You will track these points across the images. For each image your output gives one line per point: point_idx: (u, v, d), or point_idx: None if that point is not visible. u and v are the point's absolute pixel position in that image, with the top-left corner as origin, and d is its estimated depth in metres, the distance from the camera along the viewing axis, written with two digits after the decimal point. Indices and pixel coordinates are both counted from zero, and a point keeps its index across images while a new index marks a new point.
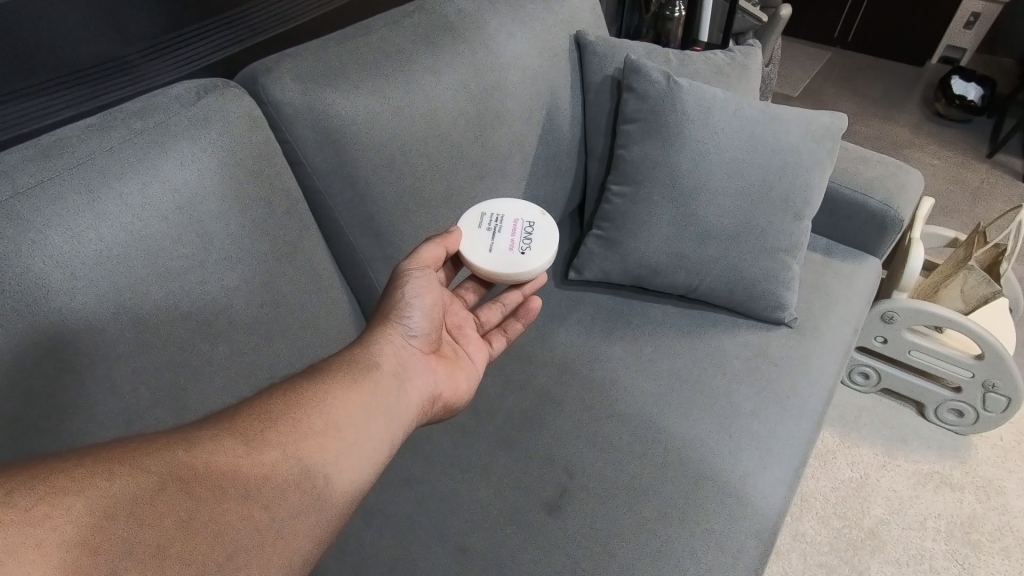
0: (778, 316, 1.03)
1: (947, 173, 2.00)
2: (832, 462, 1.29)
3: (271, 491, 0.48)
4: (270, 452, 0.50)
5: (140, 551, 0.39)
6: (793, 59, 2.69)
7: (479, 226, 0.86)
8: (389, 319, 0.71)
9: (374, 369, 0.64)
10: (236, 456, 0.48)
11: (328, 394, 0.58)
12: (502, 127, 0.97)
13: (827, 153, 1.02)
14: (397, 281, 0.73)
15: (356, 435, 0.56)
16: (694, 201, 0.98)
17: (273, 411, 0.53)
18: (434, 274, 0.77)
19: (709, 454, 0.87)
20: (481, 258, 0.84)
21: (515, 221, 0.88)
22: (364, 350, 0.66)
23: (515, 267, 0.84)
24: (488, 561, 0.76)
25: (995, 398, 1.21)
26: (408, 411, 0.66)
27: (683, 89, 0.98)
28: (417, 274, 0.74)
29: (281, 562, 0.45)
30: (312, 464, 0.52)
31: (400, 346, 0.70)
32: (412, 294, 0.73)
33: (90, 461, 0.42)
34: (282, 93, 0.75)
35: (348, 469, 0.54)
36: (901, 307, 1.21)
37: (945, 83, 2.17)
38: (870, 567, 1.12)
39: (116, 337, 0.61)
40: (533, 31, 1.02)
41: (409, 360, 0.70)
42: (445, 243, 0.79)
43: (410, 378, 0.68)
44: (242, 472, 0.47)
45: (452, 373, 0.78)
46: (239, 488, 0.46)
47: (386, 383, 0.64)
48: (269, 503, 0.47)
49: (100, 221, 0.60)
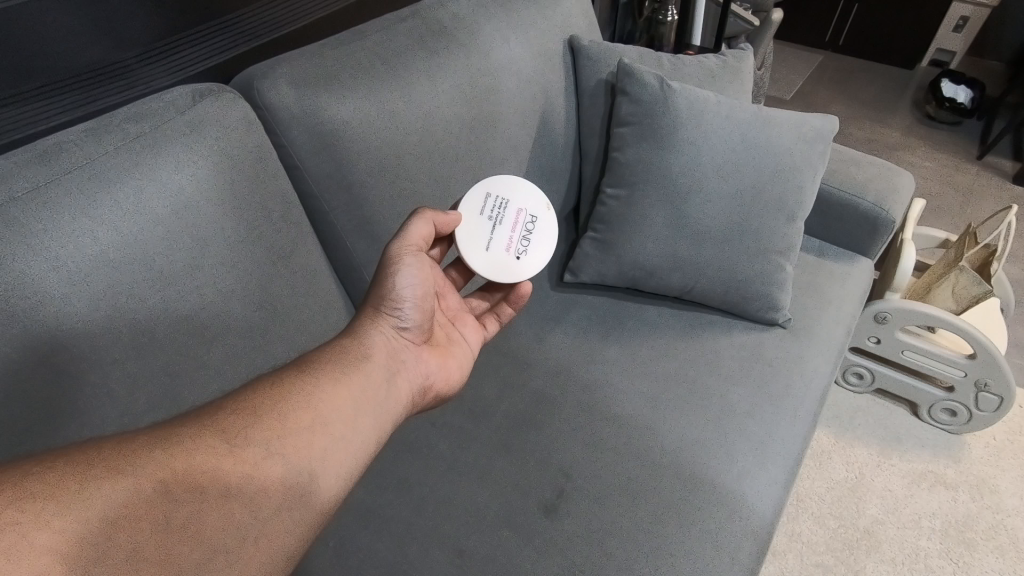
0: (772, 316, 1.03)
1: (938, 175, 2.02)
2: (827, 462, 1.30)
3: (251, 489, 0.48)
4: (253, 449, 0.50)
5: (117, 556, 0.40)
6: (784, 62, 2.71)
7: (481, 212, 0.82)
8: (380, 310, 0.71)
9: (363, 362, 0.64)
10: (218, 454, 0.48)
11: (314, 387, 0.58)
12: (498, 131, 0.97)
13: (819, 155, 1.03)
14: (389, 265, 0.71)
15: (342, 430, 0.57)
16: (688, 203, 0.99)
17: (259, 406, 0.53)
18: (427, 257, 0.75)
19: (705, 455, 0.87)
20: (475, 252, 0.81)
21: (519, 212, 0.84)
22: (353, 343, 0.66)
23: (506, 271, 0.82)
24: (486, 563, 0.76)
25: (988, 397, 1.22)
26: (396, 403, 0.66)
27: (676, 92, 0.99)
28: (411, 260, 0.72)
29: (261, 558, 0.47)
30: (297, 461, 0.52)
31: (389, 337, 0.70)
32: (405, 282, 0.72)
33: (64, 463, 0.41)
34: (278, 98, 0.76)
35: (333, 464, 0.55)
36: (894, 308, 1.22)
37: (935, 86, 2.20)
38: (866, 567, 1.13)
39: (112, 341, 0.61)
40: (527, 36, 1.03)
41: (398, 351, 0.70)
42: (434, 219, 0.76)
43: (399, 370, 0.69)
44: (224, 470, 0.47)
45: (442, 363, 0.78)
46: (220, 487, 0.47)
47: (374, 376, 0.64)
48: (251, 501, 0.48)
49: (95, 225, 0.60)
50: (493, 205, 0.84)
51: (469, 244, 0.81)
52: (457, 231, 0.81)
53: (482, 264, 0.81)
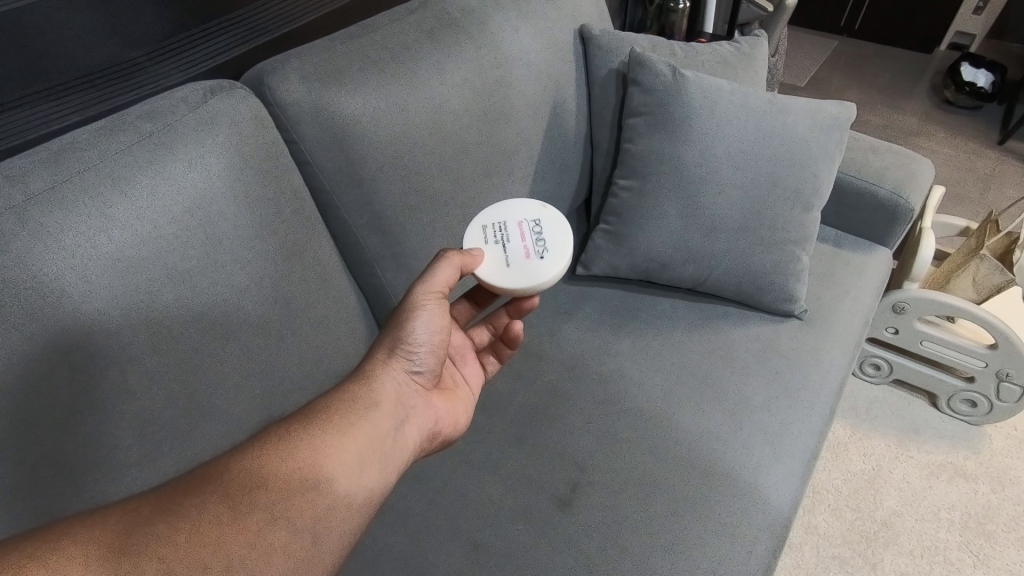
0: (788, 307, 1.02)
1: (958, 161, 1.98)
2: (844, 454, 1.28)
3: (253, 559, 0.45)
4: (257, 514, 0.47)
5: None
6: (799, 48, 2.66)
7: (486, 240, 0.81)
8: (390, 354, 0.70)
9: (373, 409, 0.62)
10: (220, 522, 0.45)
11: (325, 438, 0.56)
12: (508, 124, 0.97)
13: (836, 143, 1.01)
14: (408, 311, 0.71)
15: (349, 485, 0.54)
16: (701, 194, 0.98)
17: (266, 462, 0.51)
18: (446, 303, 0.74)
19: (721, 447, 0.86)
20: (500, 273, 0.78)
21: (520, 223, 0.82)
22: (364, 387, 0.64)
23: (536, 276, 0.78)
24: (501, 557, 0.76)
25: (1009, 388, 1.20)
26: (408, 449, 0.65)
27: (689, 81, 0.98)
28: (429, 306, 0.72)
29: None
30: (302, 524, 0.49)
31: (401, 380, 0.69)
32: (420, 328, 0.71)
33: (65, 543, 0.40)
34: (289, 94, 0.75)
35: (340, 521, 0.52)
36: (913, 298, 1.21)
37: (955, 70, 2.15)
38: (884, 559, 1.12)
39: (130, 339, 0.62)
40: (537, 26, 1.01)
41: (408, 395, 0.68)
42: (461, 264, 0.74)
43: (408, 416, 0.67)
44: (226, 539, 0.45)
45: (449, 406, 0.77)
46: (224, 557, 0.44)
47: (384, 425, 0.62)
48: (256, 570, 0.45)
49: (111, 226, 0.60)
50: (494, 231, 0.82)
51: (491, 272, 0.78)
52: (477, 270, 0.78)
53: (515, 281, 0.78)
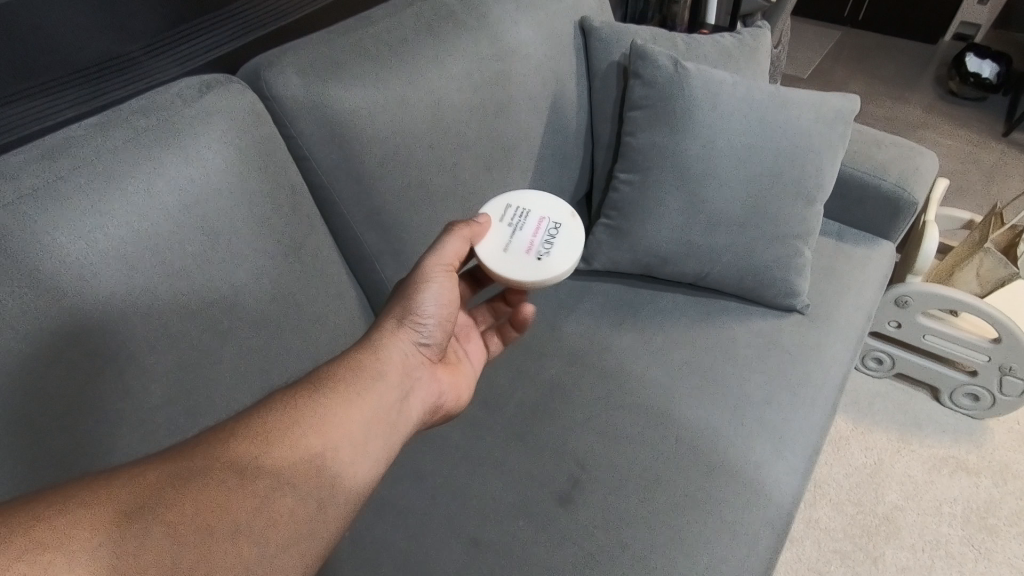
0: (790, 302, 1.01)
1: (962, 153, 1.96)
2: (846, 448, 1.28)
3: (263, 524, 0.45)
4: (264, 480, 0.47)
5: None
6: (802, 39, 2.64)
7: (501, 218, 0.80)
8: (399, 324, 0.69)
9: (379, 378, 0.62)
10: (229, 488, 0.45)
11: (333, 407, 0.56)
12: (508, 118, 0.96)
13: (840, 136, 1.00)
14: (417, 282, 0.70)
15: (354, 456, 0.54)
16: (702, 187, 0.97)
17: (272, 428, 0.51)
18: (455, 276, 0.74)
19: (722, 442, 0.86)
20: (492, 255, 0.77)
21: (541, 220, 0.81)
22: (371, 357, 0.64)
23: (525, 272, 0.76)
24: (501, 553, 0.76)
25: (1012, 381, 1.19)
26: (411, 421, 0.65)
27: (690, 74, 0.97)
28: (438, 279, 0.71)
29: None
30: (308, 492, 0.49)
31: (407, 352, 0.69)
32: (429, 301, 0.71)
33: (72, 505, 0.39)
34: (286, 88, 0.75)
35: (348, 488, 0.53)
36: (916, 292, 1.20)
37: (960, 61, 2.12)
38: (885, 553, 1.12)
39: (126, 337, 0.61)
40: (537, 19, 1.00)
41: (414, 367, 0.68)
42: (468, 238, 0.75)
43: (413, 389, 0.67)
44: (234, 504, 0.44)
45: (453, 382, 0.77)
46: (235, 519, 0.44)
47: (390, 396, 0.62)
48: (265, 535, 0.45)
49: (106, 222, 0.59)
50: (513, 214, 0.81)
51: (486, 250, 0.77)
52: (478, 245, 0.78)
53: (502, 265, 0.77)
